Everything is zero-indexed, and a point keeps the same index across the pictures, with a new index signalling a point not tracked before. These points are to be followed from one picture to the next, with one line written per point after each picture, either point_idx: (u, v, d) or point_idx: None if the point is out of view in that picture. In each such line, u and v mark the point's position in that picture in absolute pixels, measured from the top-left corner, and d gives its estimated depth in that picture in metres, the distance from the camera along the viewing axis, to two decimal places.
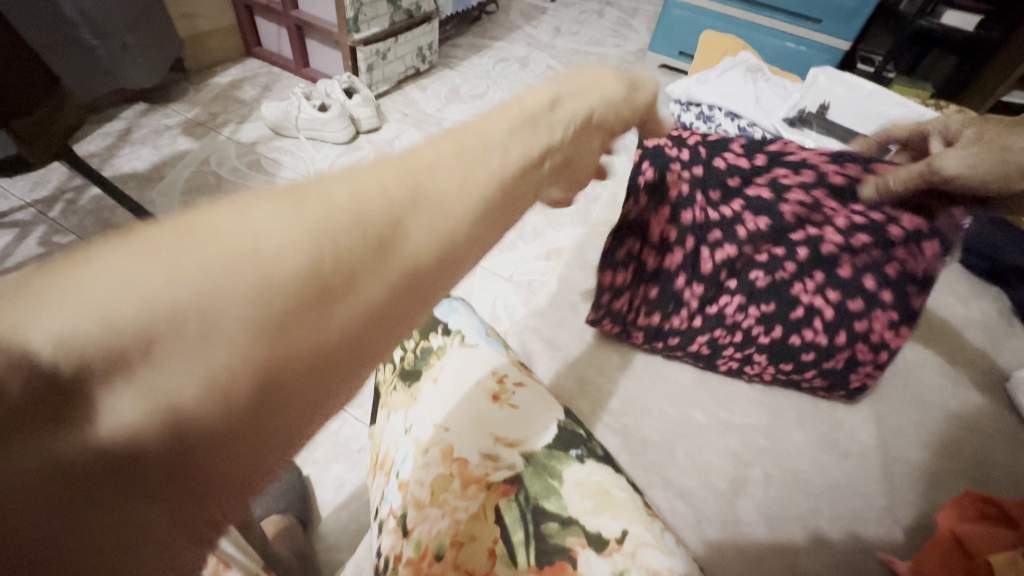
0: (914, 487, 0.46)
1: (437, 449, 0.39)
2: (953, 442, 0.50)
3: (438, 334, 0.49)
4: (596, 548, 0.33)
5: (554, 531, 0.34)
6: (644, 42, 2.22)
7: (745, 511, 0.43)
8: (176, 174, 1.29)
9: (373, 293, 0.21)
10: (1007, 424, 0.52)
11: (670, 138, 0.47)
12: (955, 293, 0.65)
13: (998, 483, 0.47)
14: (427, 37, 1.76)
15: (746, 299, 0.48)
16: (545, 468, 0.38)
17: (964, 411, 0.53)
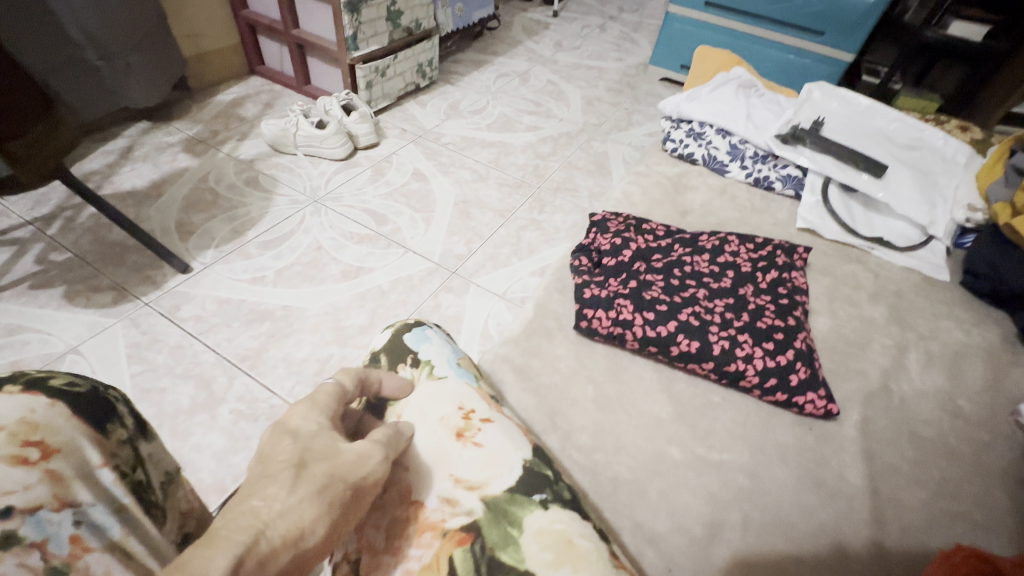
0: (906, 532, 0.43)
1: (394, 491, 0.37)
2: (949, 481, 0.47)
3: (408, 364, 0.46)
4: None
5: None
6: (646, 55, 2.22)
7: (719, 559, 0.41)
8: (174, 192, 1.30)
9: None
10: (1010, 462, 0.49)
11: (599, 223, 0.68)
12: (955, 318, 0.62)
13: (998, 528, 0.44)
14: (427, 54, 1.77)
15: (696, 319, 0.53)
16: (504, 513, 0.36)
17: (963, 448, 0.49)
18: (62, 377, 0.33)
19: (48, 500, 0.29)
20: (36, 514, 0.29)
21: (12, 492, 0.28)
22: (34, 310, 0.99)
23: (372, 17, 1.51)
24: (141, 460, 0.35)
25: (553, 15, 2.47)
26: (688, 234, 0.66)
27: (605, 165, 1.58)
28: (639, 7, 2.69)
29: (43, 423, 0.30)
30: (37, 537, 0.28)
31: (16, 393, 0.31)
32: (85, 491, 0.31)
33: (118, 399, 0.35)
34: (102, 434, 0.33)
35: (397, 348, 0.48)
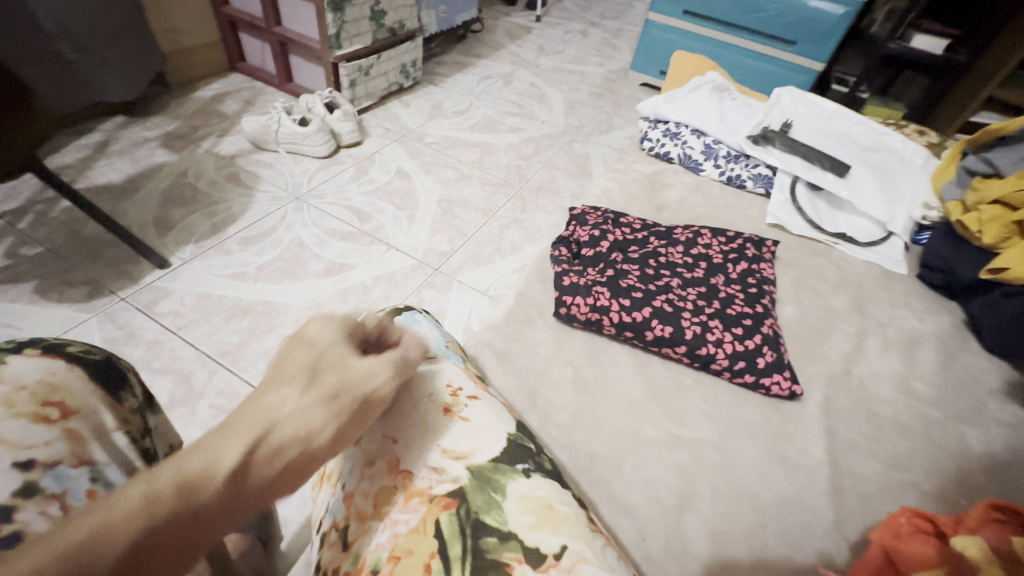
0: (862, 501, 0.46)
1: (383, 462, 0.38)
2: (903, 455, 0.50)
3: None
4: (532, 565, 0.33)
5: (492, 546, 0.34)
6: (626, 61, 2.27)
7: (690, 527, 0.43)
8: (152, 187, 1.28)
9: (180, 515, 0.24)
10: (957, 436, 0.52)
11: (578, 216, 0.70)
12: (910, 307, 0.66)
13: (945, 495, 0.47)
14: (411, 55, 1.78)
15: (669, 306, 0.56)
16: (489, 481, 0.37)
17: (915, 424, 0.53)
18: (77, 350, 0.40)
19: (66, 456, 0.35)
20: (56, 467, 0.34)
21: (35, 446, 0.34)
22: (3, 305, 0.97)
23: (355, 17, 1.51)
24: (145, 429, 0.42)
25: (535, 20, 2.51)
26: (663, 227, 0.69)
27: (586, 167, 1.62)
28: (619, 15, 2.74)
29: (61, 387, 0.37)
30: (57, 489, 0.33)
31: (38, 359, 0.37)
32: (99, 450, 0.36)
33: (125, 372, 0.42)
34: (113, 402, 0.39)
35: None
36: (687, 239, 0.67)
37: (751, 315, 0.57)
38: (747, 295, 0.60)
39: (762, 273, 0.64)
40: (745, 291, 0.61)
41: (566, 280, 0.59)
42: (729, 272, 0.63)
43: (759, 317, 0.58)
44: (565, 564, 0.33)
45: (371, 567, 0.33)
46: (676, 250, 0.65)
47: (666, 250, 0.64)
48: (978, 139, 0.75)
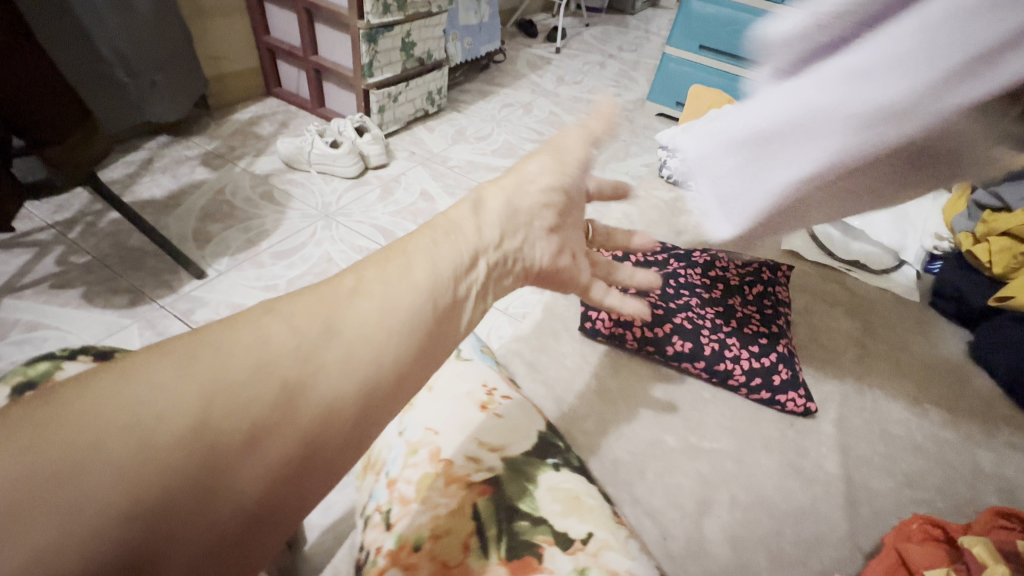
0: (866, 512, 0.51)
1: (426, 450, 0.42)
2: (906, 472, 0.55)
3: None
4: (564, 548, 0.36)
5: (525, 528, 0.37)
6: (642, 92, 2.35)
7: (711, 531, 0.48)
8: (192, 202, 1.35)
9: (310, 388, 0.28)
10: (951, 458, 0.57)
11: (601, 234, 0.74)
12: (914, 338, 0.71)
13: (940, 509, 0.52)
14: (437, 83, 1.87)
15: (689, 323, 0.60)
16: (523, 473, 0.41)
17: (916, 446, 0.58)
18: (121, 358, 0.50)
19: None
20: None
21: None
22: (54, 309, 1.03)
23: (387, 47, 1.61)
24: None
25: (555, 51, 2.61)
26: (682, 249, 0.73)
27: None
28: (636, 47, 2.84)
29: None
30: None
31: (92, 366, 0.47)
32: None
33: None
34: None
35: None
36: (705, 260, 0.71)
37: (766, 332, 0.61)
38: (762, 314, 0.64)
39: (778, 293, 0.68)
40: (761, 309, 0.65)
41: None
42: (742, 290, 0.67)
43: (774, 334, 0.62)
44: (591, 548, 0.35)
45: (414, 543, 0.36)
46: (695, 270, 0.69)
47: (686, 270, 0.68)
48: None
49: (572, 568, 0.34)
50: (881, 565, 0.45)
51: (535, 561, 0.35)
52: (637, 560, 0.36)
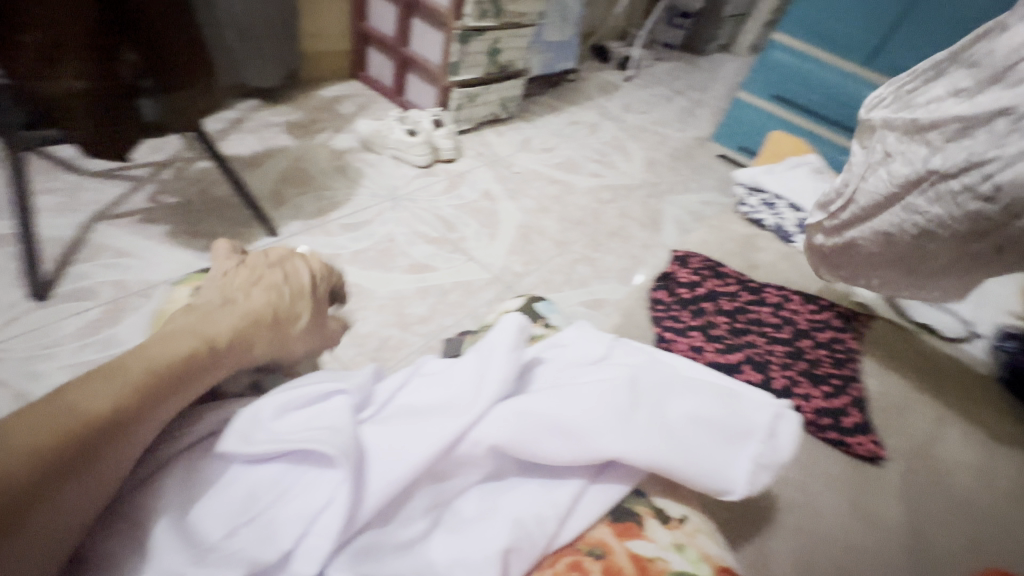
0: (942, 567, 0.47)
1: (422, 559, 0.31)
2: (988, 534, 0.51)
3: (539, 326, 0.55)
4: (660, 520, 0.34)
5: (628, 497, 0.35)
6: (707, 131, 2.37)
7: (775, 550, 0.44)
8: (273, 165, 1.42)
9: (206, 334, 0.36)
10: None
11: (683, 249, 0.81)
12: (992, 407, 0.67)
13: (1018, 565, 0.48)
14: (513, 91, 1.93)
15: (801, 374, 0.60)
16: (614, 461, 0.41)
17: (986, 502, 0.54)
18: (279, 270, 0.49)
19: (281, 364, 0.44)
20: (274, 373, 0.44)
21: None
22: (139, 240, 1.09)
23: (476, 50, 1.67)
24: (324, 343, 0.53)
25: (626, 79, 2.66)
26: (755, 286, 0.73)
27: (657, 222, 1.68)
28: (703, 88, 2.86)
29: None
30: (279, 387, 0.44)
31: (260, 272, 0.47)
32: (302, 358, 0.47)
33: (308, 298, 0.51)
34: None
35: (531, 313, 0.57)
36: (779, 299, 0.72)
37: (856, 389, 0.60)
38: (844, 358, 0.64)
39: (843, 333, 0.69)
40: (842, 353, 0.65)
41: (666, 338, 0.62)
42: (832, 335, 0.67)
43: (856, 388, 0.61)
44: (686, 526, 0.34)
45: None
46: (783, 311, 0.69)
47: (773, 314, 0.69)
48: None
49: (669, 541, 0.33)
50: None
51: (636, 527, 0.33)
52: (726, 553, 0.34)
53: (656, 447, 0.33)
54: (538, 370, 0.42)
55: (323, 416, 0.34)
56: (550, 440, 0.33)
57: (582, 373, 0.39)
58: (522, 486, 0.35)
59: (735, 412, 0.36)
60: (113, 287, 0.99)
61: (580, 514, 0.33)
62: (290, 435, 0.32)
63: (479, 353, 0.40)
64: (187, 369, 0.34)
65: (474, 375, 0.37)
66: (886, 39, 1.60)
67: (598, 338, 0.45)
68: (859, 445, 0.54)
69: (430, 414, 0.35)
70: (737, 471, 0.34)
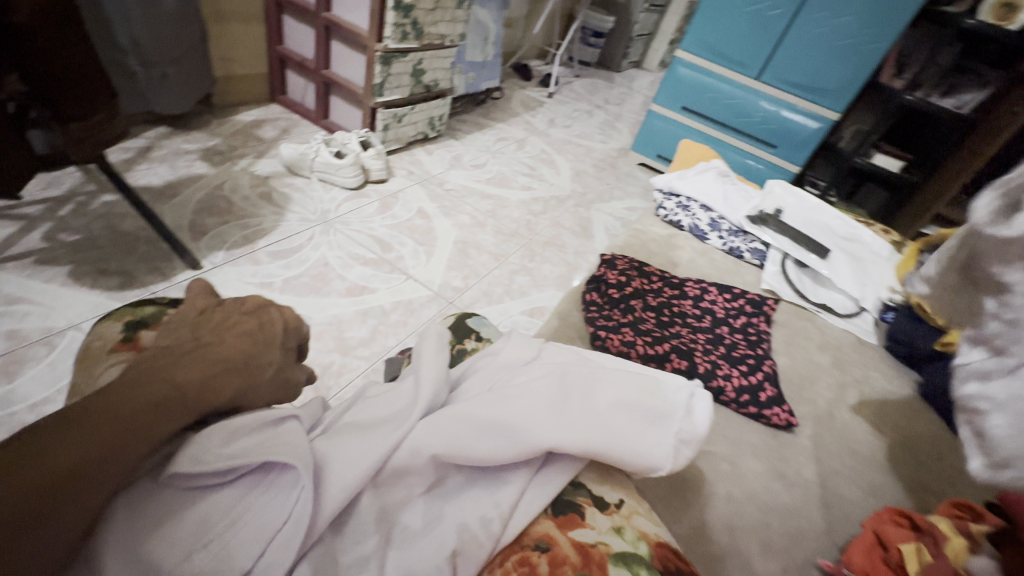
0: (850, 513, 0.53)
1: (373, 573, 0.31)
2: (884, 480, 0.58)
3: (472, 340, 0.57)
4: (600, 508, 0.36)
5: (568, 489, 0.37)
6: (627, 142, 2.52)
7: (711, 520, 0.48)
8: (189, 194, 1.35)
9: (175, 379, 0.34)
10: (912, 465, 0.61)
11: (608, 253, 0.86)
12: (881, 371, 0.77)
13: (909, 503, 0.56)
14: (440, 110, 1.95)
15: (721, 357, 0.66)
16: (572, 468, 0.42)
17: (881, 452, 0.62)
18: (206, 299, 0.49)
19: None
20: None
21: None
22: (35, 284, 0.99)
23: (399, 71, 1.68)
24: None
25: (548, 96, 2.78)
26: (676, 281, 0.79)
27: (588, 229, 1.76)
28: (620, 102, 3.04)
29: None
30: None
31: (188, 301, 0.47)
32: None
33: None
34: None
35: (463, 329, 0.58)
36: (698, 292, 0.78)
37: (768, 365, 0.67)
38: (756, 339, 0.71)
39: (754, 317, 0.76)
40: (754, 335, 0.72)
41: (601, 335, 0.65)
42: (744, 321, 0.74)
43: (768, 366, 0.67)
44: (624, 510, 0.36)
45: None
46: (701, 303, 0.76)
47: (693, 306, 0.75)
48: (932, 240, 0.94)
49: (609, 524, 0.35)
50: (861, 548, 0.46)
51: (578, 517, 0.35)
52: (662, 529, 0.36)
53: (583, 434, 0.35)
54: (474, 376, 0.44)
55: (273, 438, 0.34)
56: (485, 442, 0.35)
57: (515, 376, 0.41)
58: (469, 490, 0.36)
59: (654, 396, 0.39)
60: (6, 338, 0.89)
61: (524, 510, 0.35)
62: (246, 454, 0.32)
63: (416, 366, 0.41)
64: (161, 413, 0.32)
65: (412, 390, 0.39)
66: (772, 55, 1.80)
67: (530, 341, 0.47)
68: (776, 414, 0.60)
69: (373, 429, 0.36)
70: (663, 448, 0.36)
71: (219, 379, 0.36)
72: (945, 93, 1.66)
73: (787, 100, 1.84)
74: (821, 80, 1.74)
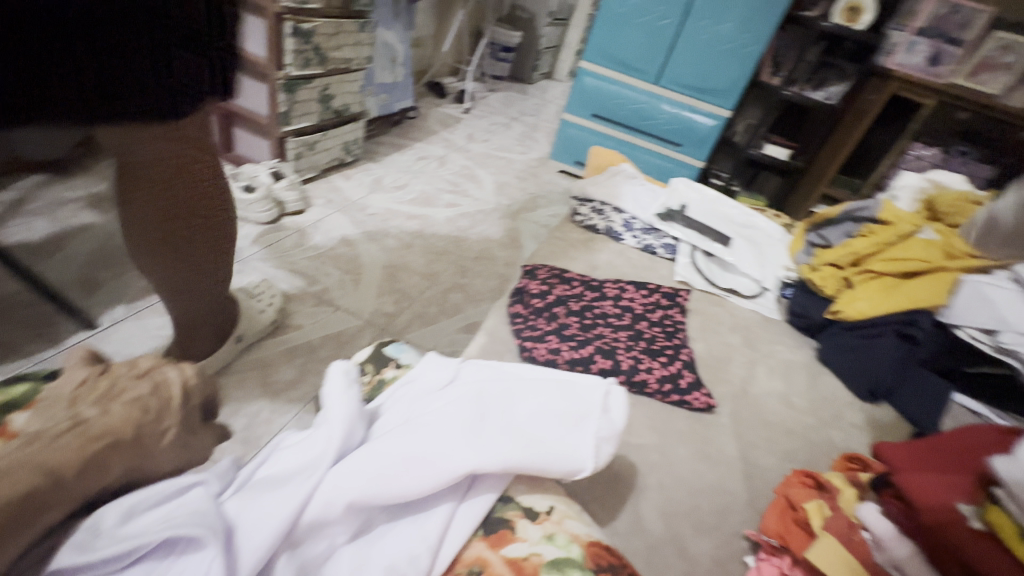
0: (768, 482, 0.58)
1: None
2: (795, 444, 0.64)
3: (392, 368, 0.55)
4: (530, 518, 0.37)
5: (497, 507, 0.38)
6: (545, 151, 2.60)
7: (645, 511, 0.51)
8: (76, 247, 1.22)
9: (56, 463, 0.30)
10: (818, 427, 0.67)
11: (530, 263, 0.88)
12: (785, 343, 0.85)
13: (817, 462, 0.62)
14: (354, 134, 1.91)
15: (641, 352, 0.69)
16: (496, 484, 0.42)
17: (791, 419, 0.68)
18: None
19: None
20: None
21: None
22: None
23: (305, 98, 1.63)
24: None
25: (465, 112, 2.81)
26: (596, 284, 0.83)
27: (517, 239, 1.79)
28: (535, 113, 3.14)
29: None
30: None
31: None
32: None
33: None
34: None
35: (382, 358, 0.57)
36: (617, 291, 0.82)
37: (685, 353, 0.72)
38: (672, 329, 0.76)
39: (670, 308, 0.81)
40: (670, 326, 0.77)
41: (527, 347, 0.67)
42: (661, 313, 0.79)
43: (685, 353, 0.72)
44: (554, 516, 0.37)
45: None
46: (620, 302, 0.79)
47: (613, 305, 0.78)
48: (814, 220, 1.05)
49: (541, 534, 0.35)
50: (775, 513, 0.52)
51: (508, 533, 0.36)
52: (592, 527, 0.38)
53: (505, 449, 0.36)
54: (394, 409, 0.44)
55: (174, 511, 0.31)
56: (406, 475, 0.34)
57: (432, 403, 0.41)
58: (396, 527, 0.36)
59: (569, 402, 0.41)
60: None
61: (452, 539, 0.35)
62: (144, 532, 0.30)
63: (330, 407, 0.40)
64: (30, 506, 0.29)
65: (325, 433, 0.38)
66: (666, 61, 1.94)
67: (448, 364, 0.47)
68: (696, 399, 0.64)
69: (288, 481, 0.35)
70: (584, 450, 0.38)
71: (104, 462, 0.33)
72: (816, 86, 1.86)
73: (686, 102, 1.98)
74: (712, 81, 1.90)
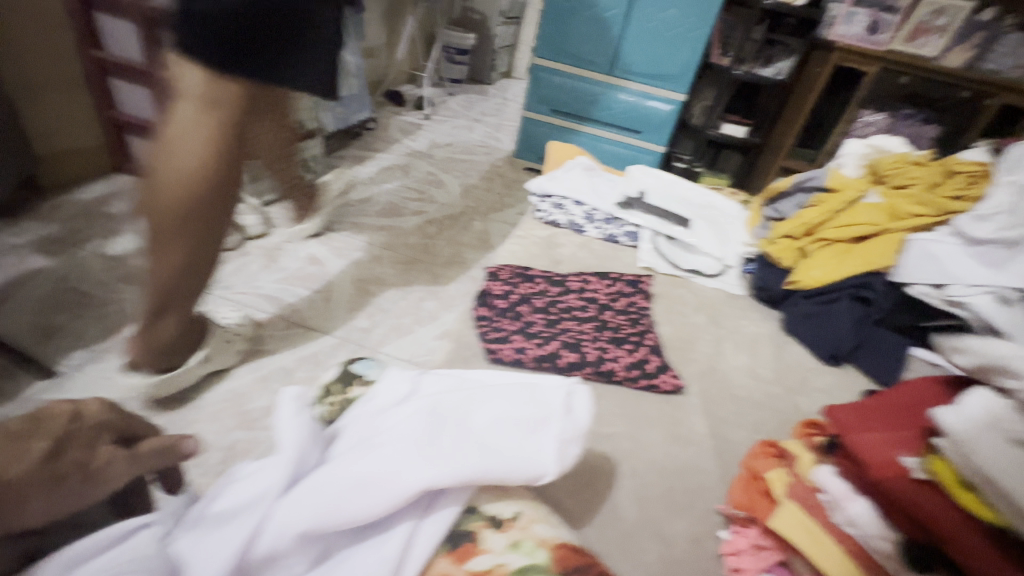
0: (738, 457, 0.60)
1: None
2: (763, 416, 0.66)
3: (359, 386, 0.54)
4: (495, 527, 0.37)
5: (460, 519, 0.37)
6: (509, 150, 2.60)
7: (621, 500, 0.52)
8: (29, 295, 1.18)
9: None
10: (786, 396, 0.69)
11: (494, 264, 0.89)
12: (751, 318, 0.87)
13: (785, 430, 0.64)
14: (312, 150, 1.88)
15: (607, 341, 0.71)
16: None
17: (758, 391, 0.70)
18: None
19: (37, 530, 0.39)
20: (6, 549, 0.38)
21: None
22: None
23: None
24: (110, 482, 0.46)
25: (425, 117, 2.79)
26: (559, 278, 0.84)
27: (487, 241, 1.79)
28: (495, 113, 3.14)
29: None
30: None
31: None
32: None
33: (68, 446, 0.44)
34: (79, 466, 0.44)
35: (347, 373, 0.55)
36: (580, 283, 0.83)
37: (650, 337, 0.73)
38: (637, 315, 0.78)
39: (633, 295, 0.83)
40: (635, 311, 0.78)
41: (495, 348, 0.67)
42: (624, 300, 0.80)
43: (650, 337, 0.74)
44: (520, 523, 0.37)
45: None
46: (584, 293, 0.80)
47: (578, 297, 0.79)
48: (769, 194, 1.08)
49: (505, 542, 0.35)
50: (741, 486, 0.55)
51: (473, 545, 0.35)
52: (558, 527, 0.38)
53: (458, 461, 0.36)
54: (352, 427, 0.43)
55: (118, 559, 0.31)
56: (358, 499, 0.34)
57: (387, 418, 0.41)
58: (355, 551, 0.35)
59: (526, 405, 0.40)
60: None
61: (414, 556, 0.34)
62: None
63: (281, 435, 0.40)
64: None
65: (277, 464, 0.38)
66: (618, 51, 1.96)
67: (405, 377, 0.48)
68: (663, 382, 0.66)
69: (239, 517, 0.35)
70: (544, 454, 0.38)
71: None
72: (764, 63, 1.91)
73: (644, 91, 2.00)
74: (665, 67, 1.93)
